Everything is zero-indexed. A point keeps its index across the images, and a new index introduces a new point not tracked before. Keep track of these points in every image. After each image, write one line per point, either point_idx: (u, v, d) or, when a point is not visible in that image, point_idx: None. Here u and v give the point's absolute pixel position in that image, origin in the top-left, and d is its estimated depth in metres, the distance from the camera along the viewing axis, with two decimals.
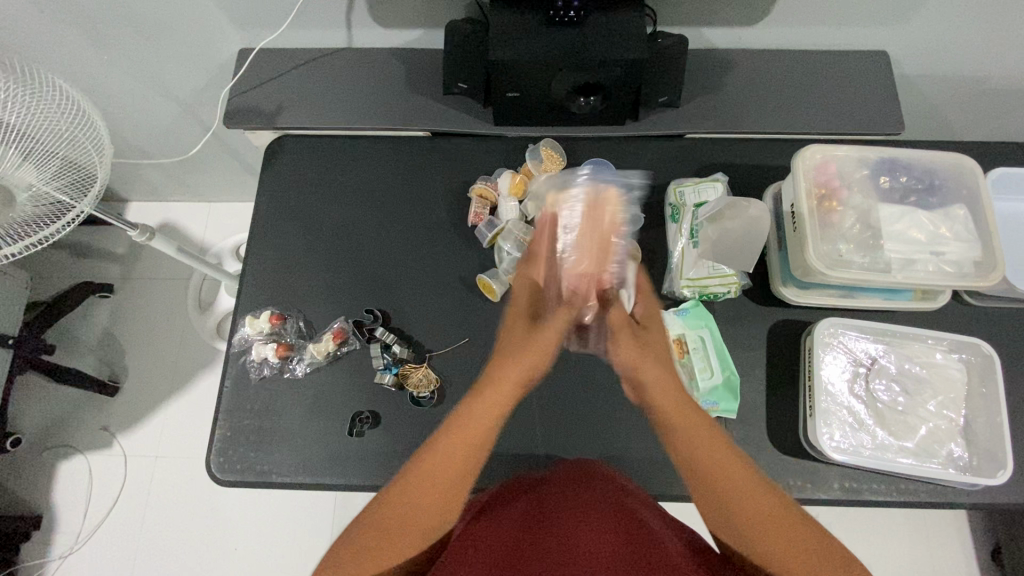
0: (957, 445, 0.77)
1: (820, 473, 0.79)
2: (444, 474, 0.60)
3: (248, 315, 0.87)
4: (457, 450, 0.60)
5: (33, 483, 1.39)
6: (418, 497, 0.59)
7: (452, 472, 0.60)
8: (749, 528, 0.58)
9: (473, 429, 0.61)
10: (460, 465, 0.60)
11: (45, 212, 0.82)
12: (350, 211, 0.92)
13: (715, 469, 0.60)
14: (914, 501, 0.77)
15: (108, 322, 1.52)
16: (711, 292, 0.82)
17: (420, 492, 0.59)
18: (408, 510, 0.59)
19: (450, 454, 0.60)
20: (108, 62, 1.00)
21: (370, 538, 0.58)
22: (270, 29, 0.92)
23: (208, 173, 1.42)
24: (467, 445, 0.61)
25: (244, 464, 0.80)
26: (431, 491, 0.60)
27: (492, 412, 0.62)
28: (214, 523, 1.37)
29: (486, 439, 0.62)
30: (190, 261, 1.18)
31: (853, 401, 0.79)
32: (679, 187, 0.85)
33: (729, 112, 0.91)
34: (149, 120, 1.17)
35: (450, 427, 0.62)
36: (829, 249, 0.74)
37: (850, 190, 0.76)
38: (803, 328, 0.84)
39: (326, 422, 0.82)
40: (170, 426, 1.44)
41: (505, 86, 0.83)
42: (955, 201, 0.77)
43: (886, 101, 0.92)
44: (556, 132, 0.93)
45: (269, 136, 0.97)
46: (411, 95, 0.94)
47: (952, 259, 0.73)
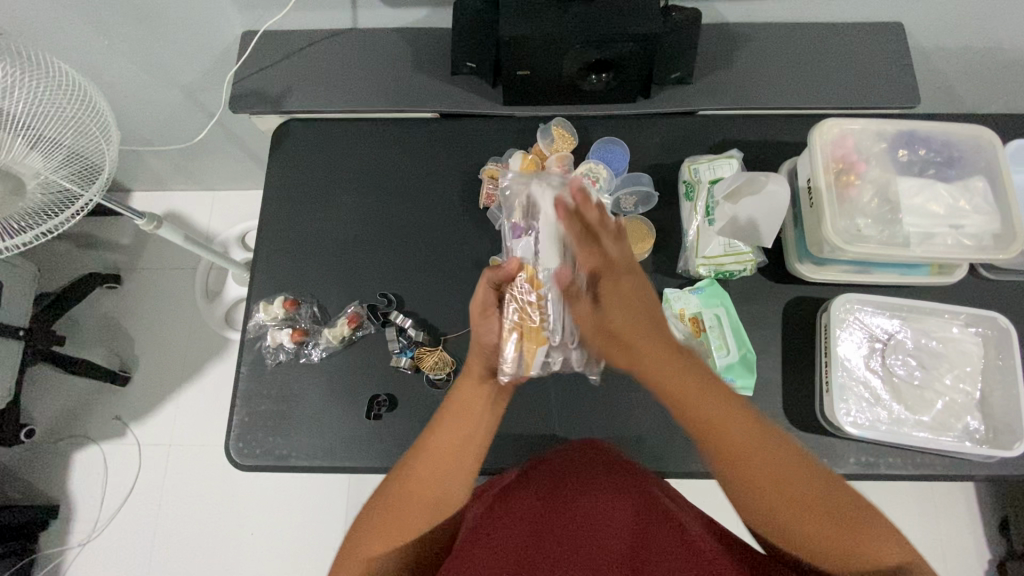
0: (973, 418, 0.77)
1: (837, 448, 0.79)
2: (447, 454, 0.66)
3: (262, 301, 0.87)
4: (463, 428, 0.67)
5: (49, 473, 1.41)
6: (431, 469, 0.65)
7: (458, 450, 0.66)
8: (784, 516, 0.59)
9: (450, 445, 0.66)
10: (466, 440, 0.67)
11: (55, 200, 0.80)
12: (359, 196, 0.91)
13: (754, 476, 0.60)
14: (929, 474, 0.78)
15: (116, 313, 1.52)
16: (727, 271, 0.82)
17: (432, 467, 0.65)
18: (417, 486, 0.64)
19: (451, 433, 0.66)
20: (109, 48, 0.98)
21: (379, 514, 0.63)
22: (273, 10, 0.90)
23: (212, 161, 1.40)
24: (466, 426, 0.67)
25: (263, 450, 0.81)
26: (437, 470, 0.65)
27: (466, 429, 0.67)
28: (229, 508, 1.38)
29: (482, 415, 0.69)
30: (199, 249, 1.19)
31: (870, 376, 0.79)
32: (693, 164, 0.84)
33: (740, 88, 0.90)
34: (151, 107, 1.15)
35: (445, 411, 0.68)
36: (847, 224, 0.73)
37: (868, 164, 0.75)
38: (819, 305, 0.84)
39: (343, 406, 0.82)
40: (182, 414, 1.45)
41: (515, 64, 0.82)
42: (975, 172, 0.75)
43: (900, 73, 0.90)
44: (566, 111, 0.92)
45: (275, 121, 0.96)
46: (419, 77, 0.92)
47: (972, 232, 0.72)
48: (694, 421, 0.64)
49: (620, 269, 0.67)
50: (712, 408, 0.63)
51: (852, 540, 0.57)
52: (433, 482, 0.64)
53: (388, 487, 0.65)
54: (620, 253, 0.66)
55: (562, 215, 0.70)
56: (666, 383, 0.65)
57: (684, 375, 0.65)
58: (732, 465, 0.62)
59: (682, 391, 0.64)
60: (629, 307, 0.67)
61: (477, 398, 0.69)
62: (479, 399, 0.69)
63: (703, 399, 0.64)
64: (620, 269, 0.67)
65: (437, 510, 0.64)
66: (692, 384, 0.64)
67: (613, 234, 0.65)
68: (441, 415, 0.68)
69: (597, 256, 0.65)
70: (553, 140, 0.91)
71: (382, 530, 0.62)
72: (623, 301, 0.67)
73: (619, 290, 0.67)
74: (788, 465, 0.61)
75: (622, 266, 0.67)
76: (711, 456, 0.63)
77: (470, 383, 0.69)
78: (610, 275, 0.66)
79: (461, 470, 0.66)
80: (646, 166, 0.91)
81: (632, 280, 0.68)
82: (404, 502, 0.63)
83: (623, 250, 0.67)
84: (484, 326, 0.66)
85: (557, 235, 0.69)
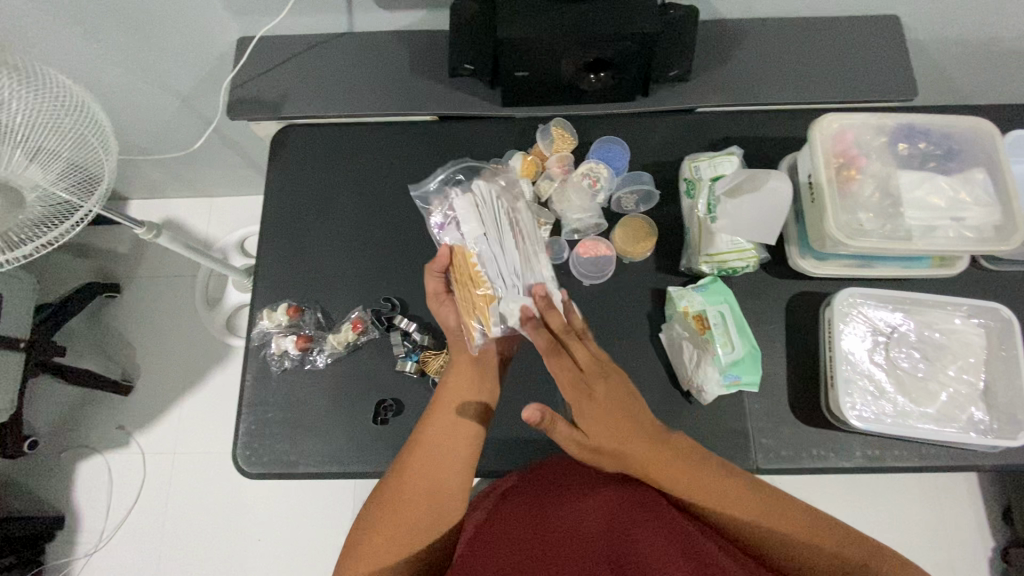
0: (978, 410, 0.77)
1: (843, 442, 0.79)
2: (437, 447, 0.66)
3: (266, 308, 0.87)
4: (455, 414, 0.70)
5: (53, 484, 1.40)
6: (433, 458, 0.65)
7: (452, 434, 0.68)
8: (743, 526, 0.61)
9: (445, 430, 0.68)
10: (456, 425, 0.69)
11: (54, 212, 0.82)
12: (359, 201, 0.91)
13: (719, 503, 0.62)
14: (935, 465, 0.78)
15: (116, 322, 1.52)
16: (729, 268, 0.82)
17: (433, 454, 0.66)
18: (416, 473, 0.64)
19: (438, 427, 0.68)
20: (105, 57, 0.97)
21: (378, 519, 0.62)
22: (268, 15, 0.90)
23: (209, 168, 1.40)
24: (457, 407, 0.70)
25: (271, 457, 0.81)
26: (430, 464, 0.65)
27: (455, 410, 0.70)
28: (235, 514, 1.38)
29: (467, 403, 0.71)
30: (199, 257, 1.19)
31: (874, 369, 0.79)
32: (693, 162, 0.85)
33: (739, 85, 0.91)
34: (147, 115, 1.15)
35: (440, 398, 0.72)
36: (849, 219, 0.74)
37: (869, 158, 0.75)
38: (821, 299, 0.84)
39: (349, 412, 0.82)
40: (185, 422, 1.45)
41: (514, 65, 0.82)
42: (974, 165, 0.76)
43: (898, 67, 0.90)
44: (565, 111, 0.92)
45: (274, 127, 0.96)
46: (417, 80, 0.92)
47: (972, 224, 0.72)
48: (666, 482, 0.64)
49: (595, 372, 0.67)
50: (670, 475, 0.64)
51: (809, 536, 0.60)
52: (438, 465, 0.65)
53: (391, 478, 0.65)
54: (587, 355, 0.68)
55: (476, 202, 0.72)
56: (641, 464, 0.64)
57: (641, 444, 0.64)
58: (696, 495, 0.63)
59: (648, 467, 0.64)
60: (608, 417, 0.65)
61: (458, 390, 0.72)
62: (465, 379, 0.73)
63: (662, 466, 0.64)
64: (592, 373, 0.67)
65: (436, 503, 0.63)
66: (665, 467, 0.64)
67: (580, 338, 0.70)
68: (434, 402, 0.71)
69: (567, 361, 0.68)
70: (553, 140, 0.91)
71: (388, 518, 0.61)
72: (599, 409, 0.65)
73: (591, 389, 0.66)
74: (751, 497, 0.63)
75: (592, 370, 0.67)
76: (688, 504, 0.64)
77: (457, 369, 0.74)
78: (582, 380, 0.67)
79: (456, 457, 0.67)
80: (646, 164, 0.91)
81: (605, 385, 0.67)
82: (401, 503, 0.62)
83: (591, 355, 0.69)
84: (448, 315, 0.75)
85: (472, 215, 0.71)
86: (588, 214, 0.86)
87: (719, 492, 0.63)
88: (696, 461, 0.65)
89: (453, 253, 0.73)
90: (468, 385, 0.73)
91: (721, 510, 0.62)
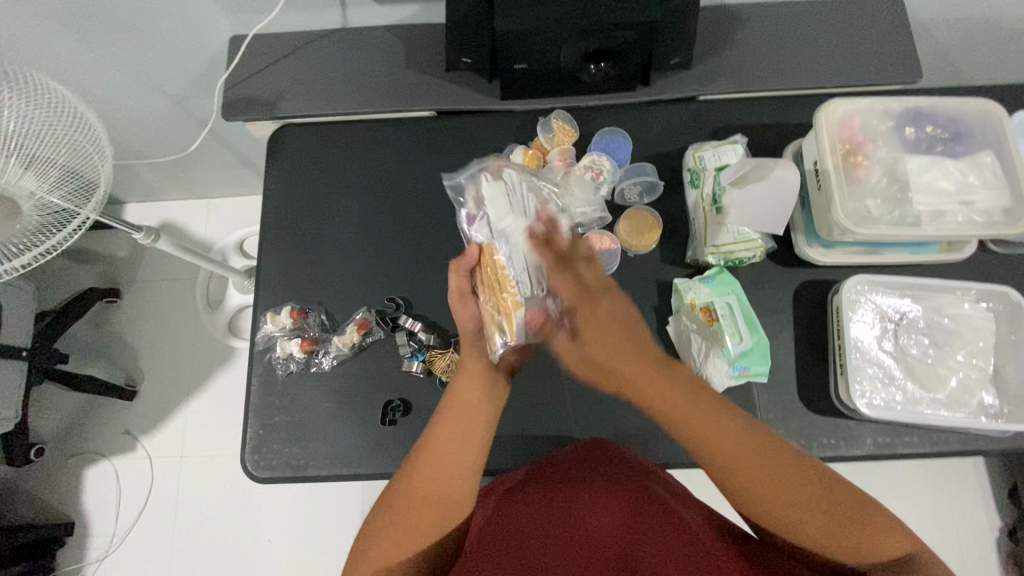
0: (988, 394, 0.77)
1: (853, 430, 0.79)
2: (446, 451, 0.64)
3: (269, 311, 0.87)
4: (463, 420, 0.66)
5: (62, 490, 1.40)
6: (432, 470, 0.63)
7: (461, 446, 0.64)
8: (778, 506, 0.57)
9: (450, 438, 0.64)
10: (465, 436, 0.65)
11: (53, 220, 0.80)
12: (360, 199, 0.90)
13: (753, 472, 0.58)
14: (946, 450, 0.78)
15: (118, 327, 1.51)
16: (737, 258, 0.81)
17: (434, 466, 0.63)
18: (420, 485, 0.62)
19: (447, 430, 0.65)
20: (96, 60, 0.96)
21: (386, 521, 0.62)
22: (260, 14, 0.88)
23: (205, 169, 1.38)
24: (466, 420, 0.66)
25: (280, 461, 0.80)
26: (439, 470, 0.63)
27: (465, 423, 0.66)
28: (244, 515, 1.39)
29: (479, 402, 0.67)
30: (199, 260, 1.18)
31: (883, 356, 0.79)
32: (698, 151, 0.84)
33: (741, 71, 0.89)
34: (141, 118, 1.13)
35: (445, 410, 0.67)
36: (857, 206, 0.73)
37: (875, 143, 0.74)
38: (829, 287, 0.83)
39: (357, 413, 0.81)
40: (190, 425, 1.45)
41: (512, 57, 0.81)
42: (983, 147, 0.75)
43: (902, 49, 0.89)
44: (565, 103, 0.91)
45: (270, 126, 0.95)
46: (414, 75, 0.90)
47: (981, 208, 0.72)
48: (695, 437, 0.60)
49: (599, 292, 0.63)
50: (658, 392, 0.60)
51: (854, 531, 0.56)
52: (440, 475, 0.63)
53: (396, 490, 0.64)
54: (594, 276, 0.63)
55: (505, 188, 0.71)
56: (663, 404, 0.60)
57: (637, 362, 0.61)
58: (727, 467, 0.59)
59: (678, 412, 0.60)
60: (615, 328, 0.62)
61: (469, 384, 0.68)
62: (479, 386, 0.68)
63: (696, 420, 0.60)
64: (598, 292, 0.63)
65: (444, 508, 0.62)
66: (685, 410, 0.60)
67: (584, 259, 0.64)
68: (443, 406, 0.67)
69: (574, 281, 0.63)
70: (553, 134, 0.89)
71: (393, 531, 0.61)
72: (606, 326, 0.61)
73: (601, 311, 0.62)
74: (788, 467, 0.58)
75: (597, 288, 0.63)
76: (722, 476, 0.60)
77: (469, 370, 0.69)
78: (589, 297, 0.62)
79: (465, 467, 0.64)
80: (649, 155, 0.90)
81: (614, 304, 0.63)
82: (411, 506, 0.62)
83: (596, 275, 0.64)
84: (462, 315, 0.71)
85: (500, 197, 0.69)
86: (591, 207, 0.84)
87: (714, 426, 0.59)
88: (724, 414, 0.60)
89: (482, 250, 0.70)
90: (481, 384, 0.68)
91: (711, 446, 0.59)
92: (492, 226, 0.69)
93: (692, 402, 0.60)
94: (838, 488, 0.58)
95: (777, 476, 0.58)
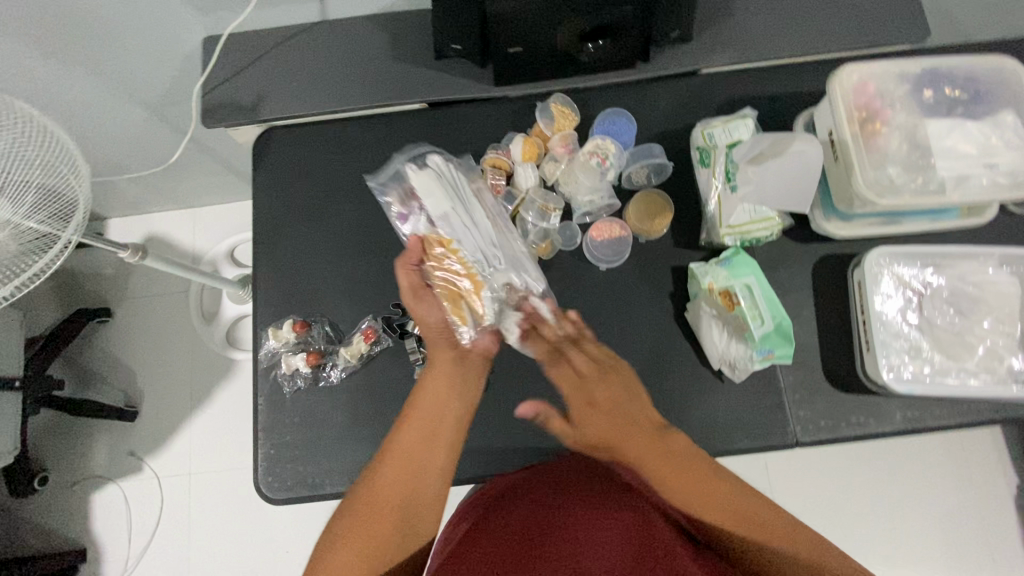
0: (1018, 359, 0.75)
1: (882, 406, 0.77)
2: (415, 449, 0.65)
3: (270, 327, 0.83)
4: (427, 423, 0.67)
5: (70, 519, 1.37)
6: (396, 472, 0.63)
7: (423, 450, 0.65)
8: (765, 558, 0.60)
9: (414, 444, 0.65)
10: (429, 438, 0.66)
11: (32, 247, 0.75)
12: (354, 202, 0.86)
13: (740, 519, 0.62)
14: (977, 420, 0.77)
15: (112, 347, 1.47)
16: (752, 238, 0.78)
17: (398, 468, 0.63)
18: (382, 489, 0.62)
19: (416, 432, 0.66)
20: (60, 74, 0.90)
21: (349, 524, 0.60)
22: (233, 11, 0.83)
23: (187, 179, 1.33)
24: (429, 424, 0.67)
25: (295, 481, 0.77)
26: (406, 468, 0.64)
27: (425, 430, 0.66)
28: (261, 529, 1.37)
29: (450, 392, 0.70)
30: (190, 273, 1.13)
31: (909, 329, 0.77)
32: (707, 128, 0.79)
33: (744, 41, 0.85)
34: (116, 131, 1.07)
35: (410, 413, 0.68)
36: (877, 176, 0.70)
37: (893, 109, 0.71)
38: (848, 261, 0.81)
39: (371, 425, 0.79)
40: (197, 442, 1.41)
41: (505, 40, 0.77)
42: (1003, 106, 0.71)
43: (907, 8, 0.86)
44: (563, 86, 0.87)
45: (253, 131, 0.90)
46: (402, 66, 0.86)
47: (1007, 169, 0.69)
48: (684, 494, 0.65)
49: (596, 375, 0.74)
50: (653, 457, 0.67)
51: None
52: (401, 480, 0.62)
53: (359, 493, 0.62)
54: (588, 362, 0.75)
55: (433, 174, 0.77)
56: (656, 467, 0.67)
57: (635, 431, 0.70)
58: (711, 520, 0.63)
59: (670, 474, 0.66)
60: (613, 413, 0.71)
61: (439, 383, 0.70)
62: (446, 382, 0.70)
63: (683, 478, 0.65)
64: (593, 377, 0.74)
65: (413, 502, 0.62)
66: (677, 474, 0.66)
67: (575, 344, 0.76)
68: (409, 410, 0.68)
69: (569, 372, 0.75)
70: (554, 119, 0.86)
71: (353, 535, 0.59)
72: (597, 404, 0.73)
73: (595, 397, 0.73)
74: (772, 521, 0.62)
75: (593, 372, 0.74)
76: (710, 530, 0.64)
77: (439, 368, 0.71)
78: (586, 383, 0.74)
79: (431, 473, 0.65)
80: (654, 135, 0.86)
81: (611, 386, 0.73)
82: (370, 511, 0.60)
83: (591, 358, 0.75)
84: (420, 307, 0.74)
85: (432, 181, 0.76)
86: (599, 195, 0.83)
87: (704, 486, 0.65)
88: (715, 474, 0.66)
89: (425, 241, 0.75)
90: (451, 380, 0.71)
91: (693, 504, 0.64)
92: (432, 217, 0.76)
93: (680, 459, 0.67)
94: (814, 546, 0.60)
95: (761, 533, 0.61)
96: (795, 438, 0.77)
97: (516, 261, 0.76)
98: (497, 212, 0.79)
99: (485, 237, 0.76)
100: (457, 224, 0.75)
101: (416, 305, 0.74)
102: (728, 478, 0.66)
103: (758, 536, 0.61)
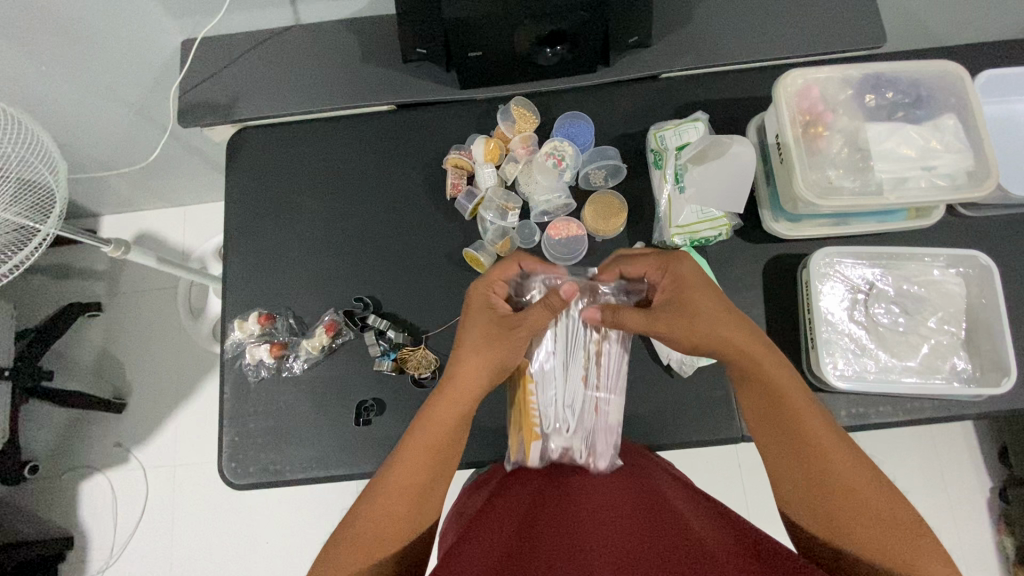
0: (960, 358, 0.77)
1: (827, 403, 0.79)
2: (420, 477, 0.63)
3: (236, 318, 0.86)
4: (432, 450, 0.64)
5: (58, 507, 1.41)
6: (401, 493, 0.62)
7: (431, 473, 0.64)
8: (839, 511, 0.59)
9: (416, 469, 0.63)
10: (432, 467, 0.64)
11: (12, 238, 0.80)
12: (323, 199, 0.89)
13: (829, 461, 0.61)
14: (921, 418, 0.78)
15: (103, 340, 1.51)
16: (701, 238, 0.81)
17: (403, 488, 0.62)
18: (383, 508, 0.61)
19: (419, 457, 0.64)
20: (45, 75, 0.93)
21: (359, 527, 0.60)
22: (208, 15, 0.86)
23: (175, 176, 1.37)
24: (434, 457, 0.64)
25: (257, 467, 0.80)
26: (409, 496, 0.62)
27: (428, 457, 0.64)
28: (242, 520, 1.40)
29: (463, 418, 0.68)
30: (175, 269, 1.16)
31: (854, 327, 0.79)
32: (659, 132, 0.83)
33: (702, 47, 0.87)
34: (101, 128, 1.11)
35: (413, 442, 0.65)
36: (818, 177, 0.72)
37: (836, 113, 0.73)
38: (798, 262, 0.83)
39: (332, 414, 0.82)
40: (182, 434, 1.45)
41: (465, 45, 0.79)
42: (944, 111, 0.73)
43: (864, 14, 0.87)
44: (525, 89, 0.89)
45: (229, 130, 0.93)
46: (369, 69, 0.89)
47: (945, 171, 0.70)
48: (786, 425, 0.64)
49: (684, 284, 0.70)
50: (770, 373, 0.65)
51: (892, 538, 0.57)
52: (406, 499, 0.62)
53: (365, 498, 0.63)
54: (670, 267, 0.72)
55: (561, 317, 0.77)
56: (765, 390, 0.65)
57: (741, 337, 0.66)
58: (793, 455, 0.63)
59: (768, 403, 0.65)
60: (723, 312, 0.68)
61: (462, 402, 0.67)
62: (457, 419, 0.67)
63: (786, 410, 0.64)
64: (680, 282, 0.70)
65: (422, 510, 0.63)
66: (781, 398, 0.64)
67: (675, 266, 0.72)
68: (410, 437, 0.65)
69: (671, 278, 0.71)
70: (514, 122, 0.89)
71: (362, 539, 0.60)
72: (691, 297, 0.69)
73: (688, 299, 0.69)
74: (851, 469, 0.60)
75: (678, 281, 0.70)
76: (785, 472, 0.63)
77: (465, 395, 0.68)
78: (686, 284, 0.70)
79: (435, 492, 0.65)
80: (614, 137, 0.89)
81: (705, 293, 0.69)
82: (374, 519, 0.61)
83: (678, 268, 0.71)
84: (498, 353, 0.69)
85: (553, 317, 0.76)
86: (556, 195, 0.86)
87: (801, 419, 0.63)
88: (803, 407, 0.64)
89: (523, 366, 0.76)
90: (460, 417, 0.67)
91: (770, 441, 0.65)
92: (540, 354, 0.76)
93: (779, 394, 0.65)
94: (884, 504, 0.59)
95: (842, 476, 0.60)
96: (741, 432, 0.80)
97: (589, 440, 0.74)
98: (604, 372, 0.77)
99: (574, 401, 0.76)
100: (552, 371, 0.76)
101: (505, 333, 0.69)
102: (826, 452, 0.61)
103: (845, 504, 0.59)
